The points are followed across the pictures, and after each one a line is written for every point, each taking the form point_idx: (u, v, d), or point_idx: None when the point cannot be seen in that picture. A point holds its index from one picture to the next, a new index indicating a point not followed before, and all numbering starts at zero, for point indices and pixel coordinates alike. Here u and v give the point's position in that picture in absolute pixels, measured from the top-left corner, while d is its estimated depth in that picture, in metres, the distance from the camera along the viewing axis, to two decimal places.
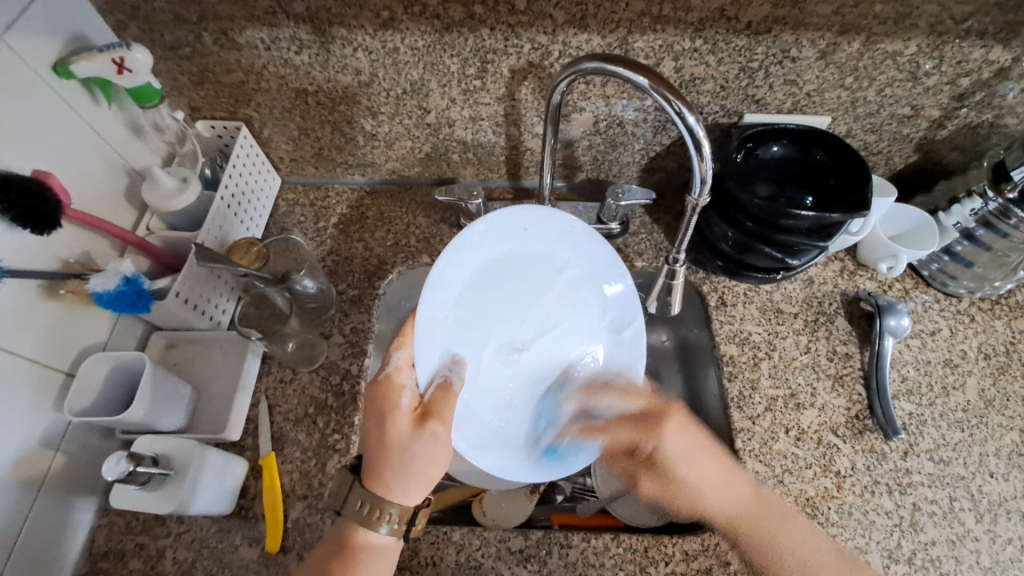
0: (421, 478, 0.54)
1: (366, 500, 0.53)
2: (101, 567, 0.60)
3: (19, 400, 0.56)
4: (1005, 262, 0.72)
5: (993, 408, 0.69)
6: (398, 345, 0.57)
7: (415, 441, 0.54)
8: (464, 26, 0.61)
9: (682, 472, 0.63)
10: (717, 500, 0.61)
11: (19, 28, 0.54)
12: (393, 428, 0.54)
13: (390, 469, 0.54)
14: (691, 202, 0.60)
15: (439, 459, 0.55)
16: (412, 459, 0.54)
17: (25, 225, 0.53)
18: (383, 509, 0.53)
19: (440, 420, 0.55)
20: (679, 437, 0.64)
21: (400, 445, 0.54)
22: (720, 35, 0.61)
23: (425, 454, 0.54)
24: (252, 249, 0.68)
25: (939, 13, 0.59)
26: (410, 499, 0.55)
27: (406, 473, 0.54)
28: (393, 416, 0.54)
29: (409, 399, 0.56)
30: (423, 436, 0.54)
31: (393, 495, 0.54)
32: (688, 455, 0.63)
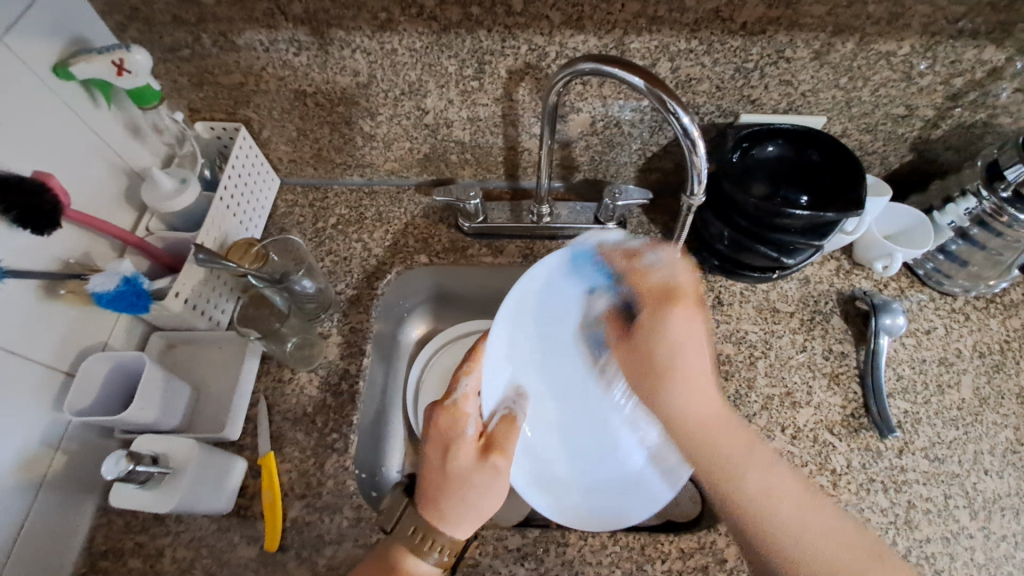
0: (477, 514, 0.55)
1: (421, 526, 0.54)
2: (101, 567, 0.61)
3: (20, 399, 0.56)
4: (999, 262, 0.73)
5: (988, 406, 0.69)
6: (466, 372, 0.61)
7: (477, 471, 0.56)
8: (461, 28, 0.61)
9: (675, 359, 0.63)
10: (688, 403, 0.61)
11: (19, 30, 0.54)
12: (455, 458, 0.56)
13: (448, 500, 0.54)
14: (685, 201, 0.61)
15: (495, 497, 0.56)
16: (470, 490, 0.55)
17: (25, 226, 0.54)
18: (434, 539, 0.53)
19: (502, 454, 0.57)
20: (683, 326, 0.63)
21: (461, 475, 0.55)
22: (715, 36, 0.61)
23: (483, 487, 0.56)
24: (251, 248, 0.69)
25: (932, 14, 0.59)
26: (460, 532, 0.54)
27: (464, 505, 0.54)
28: (457, 445, 0.57)
29: (473, 428, 0.59)
30: (485, 467, 0.56)
31: (446, 527, 0.54)
32: (677, 345, 0.63)
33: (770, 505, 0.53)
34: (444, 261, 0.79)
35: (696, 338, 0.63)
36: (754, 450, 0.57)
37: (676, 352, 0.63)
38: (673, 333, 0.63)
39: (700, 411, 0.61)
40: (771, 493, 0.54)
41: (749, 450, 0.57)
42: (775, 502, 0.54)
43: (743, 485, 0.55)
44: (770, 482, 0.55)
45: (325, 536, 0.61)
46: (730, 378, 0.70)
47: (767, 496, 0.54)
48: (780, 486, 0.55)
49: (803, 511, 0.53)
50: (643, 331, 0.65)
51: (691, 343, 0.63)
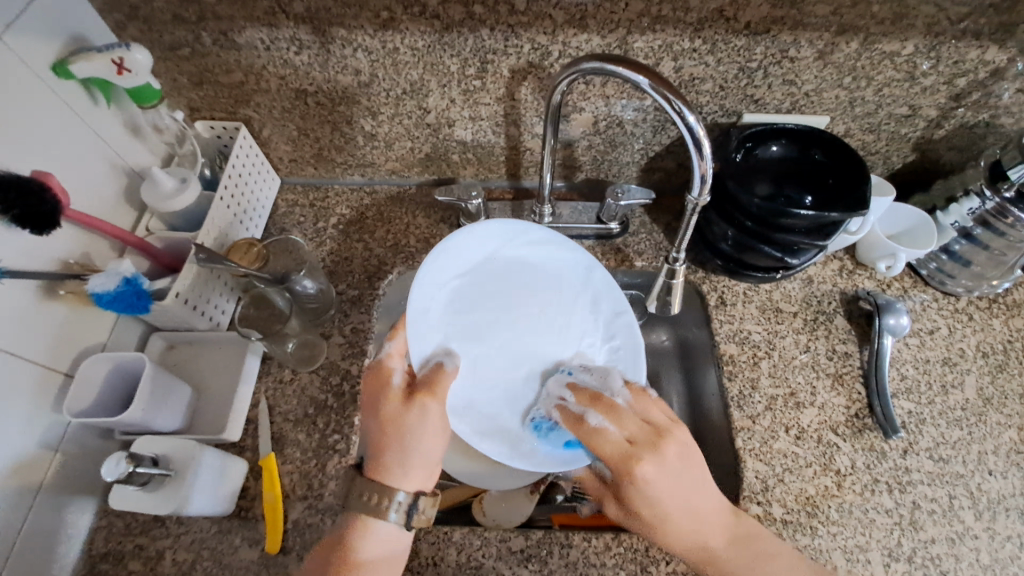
0: (419, 458, 0.53)
1: (369, 488, 0.52)
2: (101, 569, 0.60)
3: (19, 401, 0.56)
4: (1003, 262, 0.73)
5: (992, 406, 0.69)
6: (390, 337, 0.59)
7: (408, 414, 0.54)
8: (463, 26, 0.61)
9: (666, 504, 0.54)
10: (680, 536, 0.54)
11: (18, 27, 0.54)
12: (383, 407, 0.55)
13: (387, 449, 0.53)
14: (690, 201, 0.60)
15: (436, 440, 0.54)
16: (406, 434, 0.53)
17: (24, 226, 0.53)
18: (385, 494, 0.52)
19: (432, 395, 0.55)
20: (657, 475, 0.54)
21: (393, 421, 0.54)
22: (719, 35, 0.61)
23: (417, 429, 0.53)
24: (252, 249, 0.68)
25: (936, 13, 0.59)
26: (409, 483, 0.53)
27: (403, 452, 0.53)
28: (383, 395, 0.55)
29: (400, 379, 0.56)
30: (414, 409, 0.54)
31: (392, 478, 0.52)
32: (661, 482, 0.54)
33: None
34: None
35: (675, 452, 0.55)
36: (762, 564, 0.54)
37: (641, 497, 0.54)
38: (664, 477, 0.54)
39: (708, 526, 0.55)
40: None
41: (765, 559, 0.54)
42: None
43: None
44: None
45: None
46: (733, 378, 0.70)
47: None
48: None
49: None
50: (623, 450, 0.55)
51: (671, 483, 0.54)
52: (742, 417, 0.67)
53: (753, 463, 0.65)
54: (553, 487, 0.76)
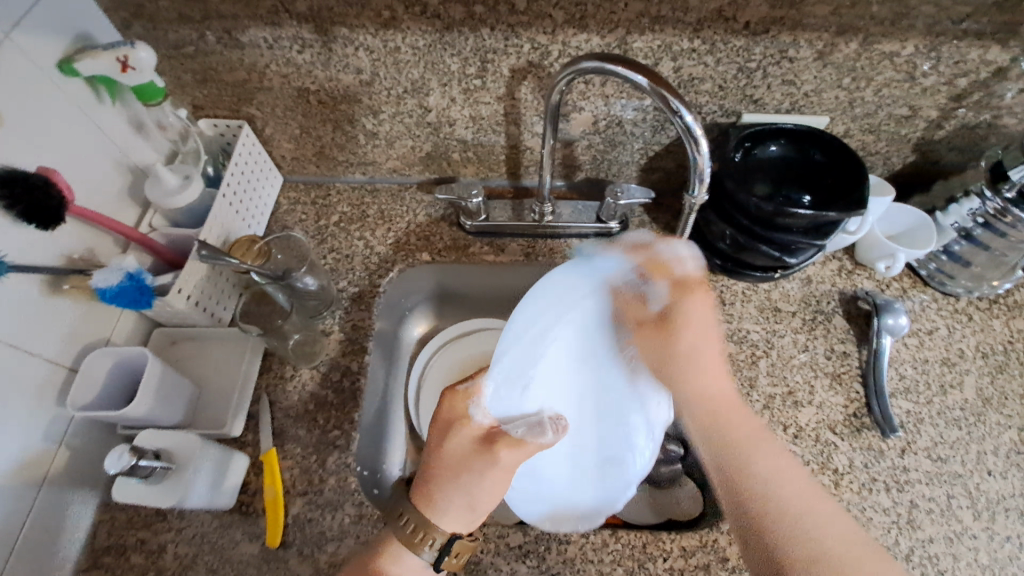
0: (468, 499, 0.52)
1: (410, 516, 0.52)
2: (103, 562, 0.61)
3: (23, 395, 0.56)
4: (1003, 262, 0.73)
5: (991, 407, 0.69)
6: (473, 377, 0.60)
7: (474, 459, 0.53)
8: (464, 26, 0.62)
9: None
10: (702, 385, 0.62)
11: (26, 26, 0.54)
12: (456, 442, 0.54)
13: (444, 486, 0.52)
14: (690, 201, 0.61)
15: (497, 491, 0.53)
16: (465, 475, 0.53)
17: (30, 221, 0.54)
18: (428, 531, 0.51)
19: (510, 447, 0.53)
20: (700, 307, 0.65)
21: (458, 457, 0.53)
22: (718, 35, 0.61)
23: (475, 474, 0.53)
24: (254, 245, 0.68)
25: (936, 13, 0.59)
26: (448, 520, 0.52)
27: (457, 487, 0.52)
28: (460, 427, 0.55)
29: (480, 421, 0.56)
30: (482, 456, 0.53)
31: (435, 514, 0.52)
32: (695, 324, 0.64)
33: (791, 505, 0.51)
34: (446, 259, 0.79)
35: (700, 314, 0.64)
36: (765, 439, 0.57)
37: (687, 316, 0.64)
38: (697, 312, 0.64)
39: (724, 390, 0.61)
40: (778, 483, 0.53)
41: (738, 435, 0.57)
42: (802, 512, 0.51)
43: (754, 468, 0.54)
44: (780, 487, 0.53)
45: (326, 532, 0.62)
46: (731, 377, 0.70)
47: (778, 485, 0.53)
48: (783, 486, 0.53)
49: (811, 507, 0.52)
50: None
51: (707, 318, 0.64)
52: None
53: None
54: None
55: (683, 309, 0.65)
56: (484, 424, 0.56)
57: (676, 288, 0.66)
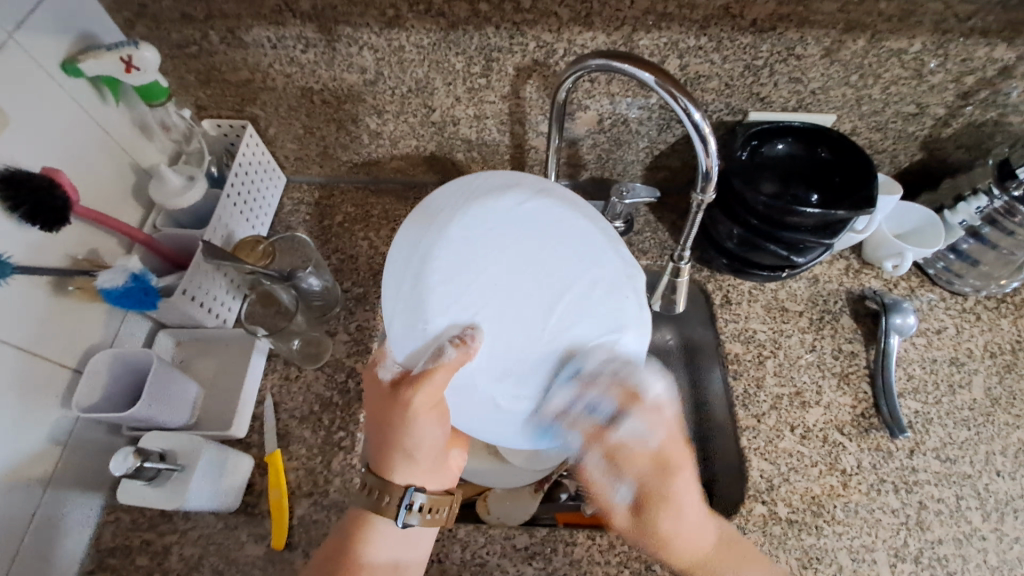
0: (407, 448, 0.51)
1: (370, 483, 0.52)
2: (108, 564, 0.61)
3: (28, 396, 0.56)
4: (1011, 261, 0.72)
5: (999, 407, 0.68)
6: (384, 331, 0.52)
7: (391, 411, 0.49)
8: (468, 24, 0.61)
9: (662, 524, 0.52)
10: (685, 545, 0.53)
11: (29, 26, 0.54)
12: (374, 401, 0.50)
13: (381, 443, 0.51)
14: (696, 198, 0.60)
15: (426, 431, 0.50)
16: (392, 429, 0.50)
17: (34, 222, 0.54)
18: (384, 489, 0.52)
19: (412, 392, 0.47)
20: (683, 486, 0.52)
21: (381, 416, 0.50)
22: (725, 32, 0.61)
23: (403, 427, 0.49)
24: (258, 246, 0.69)
25: (944, 10, 0.59)
26: (400, 474, 0.52)
27: (395, 447, 0.51)
28: (375, 388, 0.50)
29: (388, 373, 0.49)
30: (397, 408, 0.48)
31: (387, 471, 0.52)
32: (678, 510, 0.52)
33: None
34: None
35: (682, 490, 0.52)
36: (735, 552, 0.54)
37: (676, 513, 0.52)
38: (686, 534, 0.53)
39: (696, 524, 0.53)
40: None
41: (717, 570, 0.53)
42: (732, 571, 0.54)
43: None
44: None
45: None
46: (738, 377, 0.69)
47: None
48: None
49: None
50: (622, 471, 0.52)
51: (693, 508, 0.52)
52: (747, 416, 0.67)
53: (758, 463, 0.64)
54: (558, 484, 0.75)
55: (665, 498, 0.52)
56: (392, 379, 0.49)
57: (651, 474, 0.52)
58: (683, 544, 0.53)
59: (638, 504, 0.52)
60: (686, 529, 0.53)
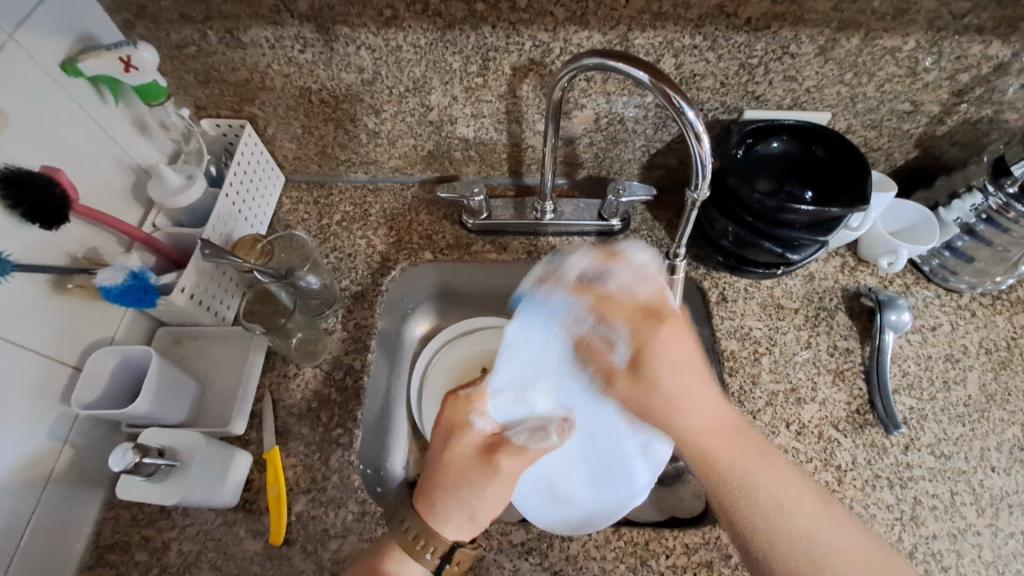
0: (472, 514, 0.53)
1: (415, 528, 0.51)
2: (107, 559, 0.61)
3: (29, 393, 0.57)
4: (1005, 258, 0.73)
5: (994, 403, 0.69)
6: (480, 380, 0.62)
7: (477, 469, 0.54)
8: (465, 24, 0.62)
9: (660, 374, 0.61)
10: (694, 417, 0.58)
11: (29, 26, 0.55)
12: (458, 456, 0.54)
13: (446, 496, 0.53)
14: (691, 196, 0.61)
15: (498, 497, 0.54)
16: (466, 487, 0.53)
17: (35, 221, 0.55)
18: (429, 539, 0.51)
19: (511, 454, 0.55)
20: (671, 338, 0.62)
21: (460, 471, 0.54)
22: (719, 31, 0.61)
23: (483, 489, 0.53)
24: (257, 245, 0.70)
25: (937, 8, 0.59)
26: (452, 530, 0.52)
27: (462, 503, 0.52)
28: (462, 433, 0.56)
29: (484, 427, 0.57)
30: (486, 465, 0.54)
31: (439, 523, 0.52)
32: (674, 364, 0.60)
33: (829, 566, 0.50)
34: (448, 258, 0.79)
35: (670, 353, 0.61)
36: (748, 449, 0.55)
37: (657, 351, 0.62)
38: (670, 360, 0.61)
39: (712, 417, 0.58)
40: (780, 504, 0.52)
41: (744, 461, 0.54)
42: (777, 511, 0.52)
43: (762, 497, 0.53)
44: (781, 503, 0.52)
45: (330, 530, 0.62)
46: (734, 374, 0.70)
47: (787, 513, 0.52)
48: (791, 500, 0.52)
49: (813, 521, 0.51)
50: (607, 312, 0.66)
51: (686, 352, 0.61)
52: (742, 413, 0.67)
53: None
54: None
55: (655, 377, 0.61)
56: (486, 432, 0.57)
57: (636, 319, 0.64)
58: (691, 417, 0.58)
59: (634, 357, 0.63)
60: (676, 391, 0.60)
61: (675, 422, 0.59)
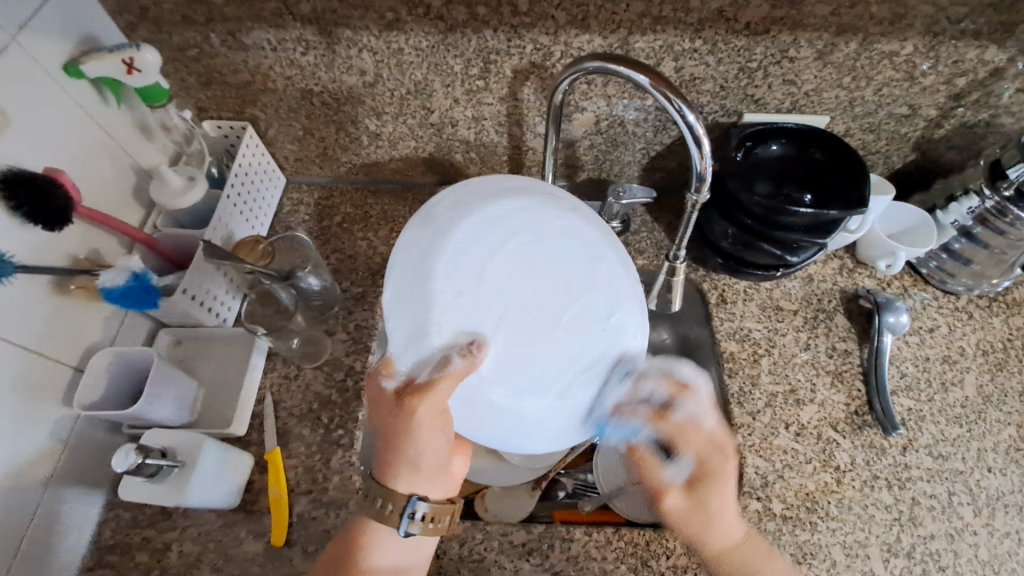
0: (411, 459, 0.50)
1: (374, 491, 0.52)
2: (109, 561, 0.61)
3: (31, 394, 0.57)
4: (1003, 260, 0.73)
5: (992, 404, 0.69)
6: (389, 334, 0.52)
7: (396, 421, 0.49)
8: (467, 27, 0.62)
9: (712, 501, 0.56)
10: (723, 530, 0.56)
11: (32, 27, 0.55)
12: (379, 412, 0.50)
13: (386, 452, 0.51)
14: (691, 198, 0.60)
15: (429, 439, 0.50)
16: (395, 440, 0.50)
17: (36, 222, 0.55)
18: (388, 499, 0.51)
19: (418, 399, 0.47)
20: (723, 483, 0.57)
21: (385, 427, 0.50)
22: (719, 35, 0.62)
23: (407, 436, 0.49)
24: (258, 245, 0.69)
25: (935, 13, 0.60)
26: (404, 482, 0.52)
27: (399, 455, 0.50)
28: (378, 395, 0.50)
29: (394, 381, 0.49)
30: (401, 416, 0.48)
31: (391, 480, 0.52)
32: (727, 492, 0.57)
33: None
34: None
35: (718, 499, 0.56)
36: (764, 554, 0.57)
37: (720, 490, 0.56)
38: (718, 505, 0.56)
39: (730, 513, 0.56)
40: None
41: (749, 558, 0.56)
42: None
43: None
44: None
45: (331, 531, 0.62)
46: (734, 375, 0.70)
47: None
48: None
49: None
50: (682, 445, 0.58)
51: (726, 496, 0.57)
52: (742, 413, 0.68)
53: (753, 459, 0.65)
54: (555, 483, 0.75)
55: (719, 475, 0.57)
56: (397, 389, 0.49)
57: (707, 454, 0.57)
58: (716, 534, 0.56)
59: (691, 483, 0.57)
60: (724, 512, 0.56)
61: (711, 531, 0.56)
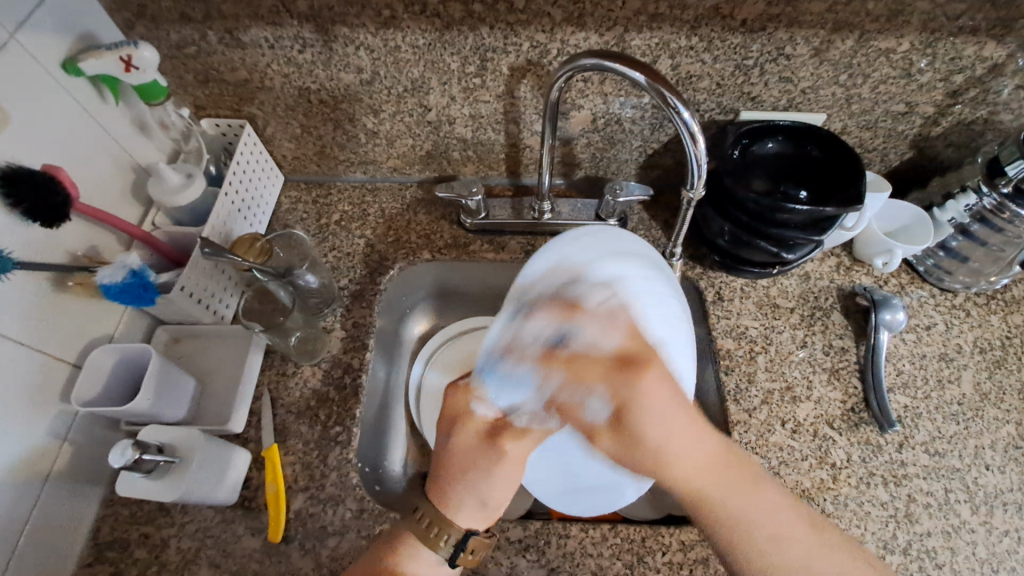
0: (479, 492, 0.56)
1: (426, 513, 0.54)
2: (107, 556, 0.61)
3: (30, 390, 0.57)
4: (1000, 257, 0.74)
5: (989, 402, 0.69)
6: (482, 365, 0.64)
7: (480, 454, 0.58)
8: (463, 25, 0.62)
9: (648, 432, 0.57)
10: (677, 461, 0.56)
11: (31, 25, 0.55)
12: (462, 438, 0.59)
13: (455, 483, 0.56)
14: (687, 195, 0.61)
15: (504, 483, 0.57)
16: (472, 471, 0.57)
17: (35, 219, 0.55)
18: (441, 526, 0.54)
19: (512, 437, 0.59)
20: (652, 390, 0.58)
21: (465, 455, 0.58)
22: (715, 32, 0.62)
23: (486, 470, 0.57)
24: (255, 244, 0.69)
25: (931, 10, 0.60)
26: (463, 516, 0.55)
27: (469, 488, 0.56)
28: (466, 420, 0.60)
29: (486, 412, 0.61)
30: (488, 449, 0.58)
31: (449, 511, 0.55)
32: (649, 415, 0.57)
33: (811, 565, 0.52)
34: (446, 257, 0.79)
35: (656, 400, 0.58)
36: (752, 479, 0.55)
37: (642, 404, 0.57)
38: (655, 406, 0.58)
39: (694, 452, 0.56)
40: (772, 535, 0.53)
41: (716, 496, 0.54)
42: (771, 548, 0.52)
43: (746, 530, 0.53)
44: (770, 533, 0.53)
45: (328, 527, 0.62)
46: (731, 372, 0.70)
47: (762, 539, 0.52)
48: (784, 533, 0.53)
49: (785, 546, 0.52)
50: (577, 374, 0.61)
51: (664, 404, 0.58)
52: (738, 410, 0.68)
53: None
54: None
55: (635, 401, 0.58)
56: (488, 418, 0.60)
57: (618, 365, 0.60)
58: (682, 459, 0.56)
59: (615, 417, 0.59)
60: (664, 442, 0.57)
61: (668, 451, 0.56)
